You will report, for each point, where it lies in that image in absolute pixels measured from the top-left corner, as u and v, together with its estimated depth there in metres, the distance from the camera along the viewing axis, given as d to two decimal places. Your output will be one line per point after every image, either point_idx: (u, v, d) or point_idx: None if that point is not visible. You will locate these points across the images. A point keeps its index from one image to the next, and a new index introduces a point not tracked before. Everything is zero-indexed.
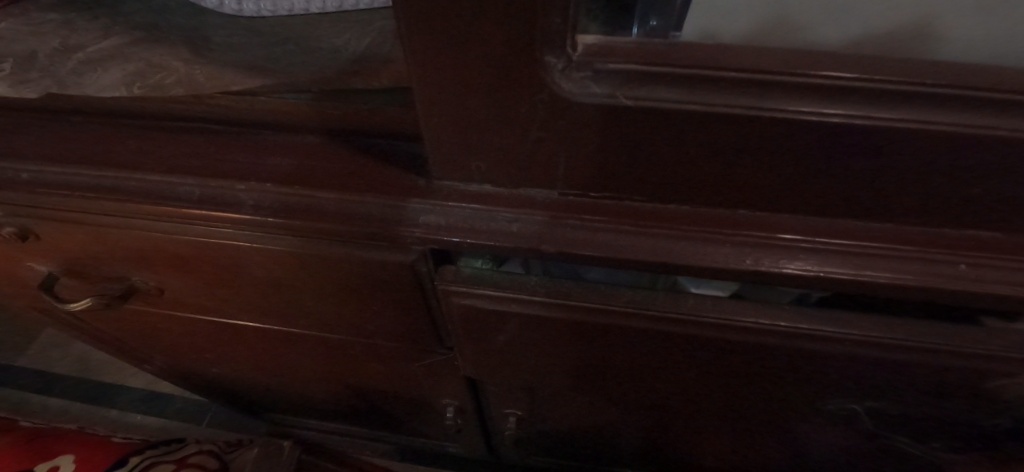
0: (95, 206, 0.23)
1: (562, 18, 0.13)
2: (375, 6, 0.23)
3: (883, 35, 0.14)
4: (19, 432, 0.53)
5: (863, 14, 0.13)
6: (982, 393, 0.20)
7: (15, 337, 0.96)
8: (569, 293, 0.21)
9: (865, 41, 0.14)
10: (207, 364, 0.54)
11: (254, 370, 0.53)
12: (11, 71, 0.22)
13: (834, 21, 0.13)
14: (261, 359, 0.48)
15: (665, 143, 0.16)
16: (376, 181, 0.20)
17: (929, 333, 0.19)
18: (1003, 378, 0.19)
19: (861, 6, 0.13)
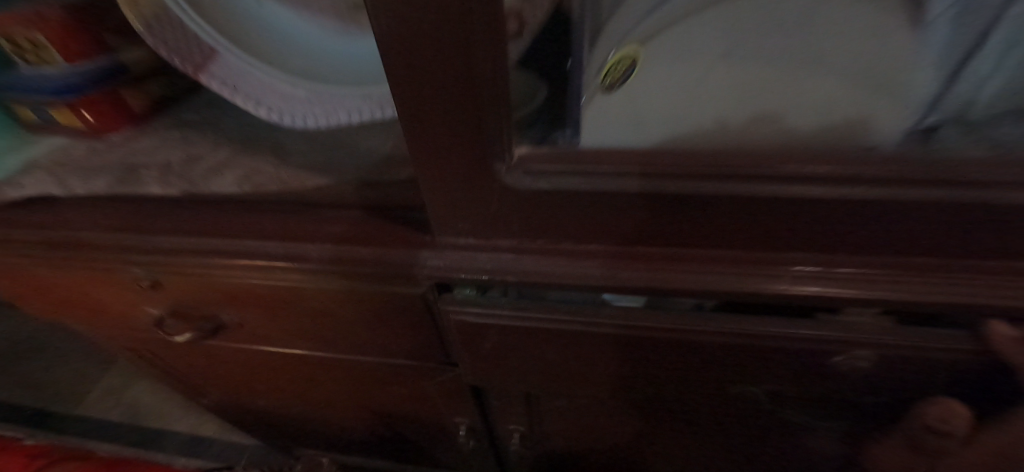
0: (209, 262, 0.33)
1: (499, 142, 0.23)
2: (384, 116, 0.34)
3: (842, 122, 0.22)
4: (100, 460, 0.62)
5: (819, 102, 0.22)
6: (835, 371, 0.28)
7: (77, 388, 1.08)
8: (529, 307, 0.30)
9: (831, 125, 0.22)
10: (257, 398, 0.63)
11: (295, 401, 0.61)
12: (159, 176, 0.34)
13: (803, 109, 0.22)
14: (303, 388, 0.57)
15: (576, 207, 0.25)
16: (398, 238, 0.30)
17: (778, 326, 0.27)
18: (839, 356, 0.27)
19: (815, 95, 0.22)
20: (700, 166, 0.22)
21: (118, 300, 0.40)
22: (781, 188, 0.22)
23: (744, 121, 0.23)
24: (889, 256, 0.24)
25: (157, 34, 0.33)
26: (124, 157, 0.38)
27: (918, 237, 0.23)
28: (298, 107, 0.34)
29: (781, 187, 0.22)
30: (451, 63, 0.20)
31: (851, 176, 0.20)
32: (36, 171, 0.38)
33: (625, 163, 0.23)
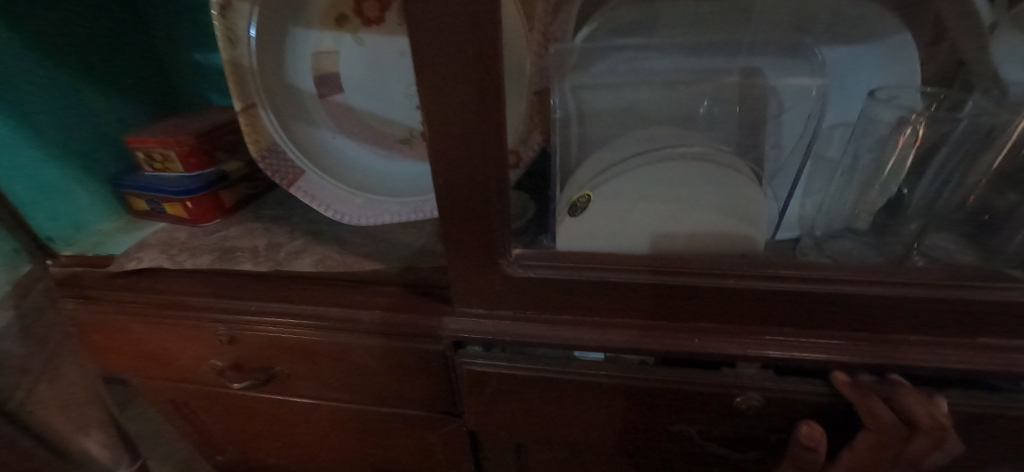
0: (281, 322, 0.44)
1: (505, 245, 0.36)
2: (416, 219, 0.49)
3: (738, 238, 0.39)
4: None
5: (726, 226, 0.39)
6: (739, 409, 0.39)
7: None
8: (522, 359, 0.41)
9: (734, 240, 0.39)
10: (266, 460, 0.68)
11: (303, 463, 0.66)
12: (251, 257, 0.46)
13: (721, 231, 0.39)
14: (311, 445, 0.62)
15: (558, 289, 0.37)
16: (427, 307, 0.41)
17: (696, 375, 0.38)
18: (739, 396, 0.38)
19: (722, 224, 0.39)
20: (664, 267, 0.35)
21: (191, 353, 0.50)
22: (685, 281, 0.35)
23: (690, 238, 0.39)
24: (764, 325, 0.37)
25: (267, 160, 0.48)
26: (218, 240, 0.50)
27: (776, 310, 0.35)
28: (355, 211, 0.48)
29: (684, 280, 0.35)
30: (477, 196, 0.33)
31: (761, 275, 0.34)
32: (149, 248, 0.49)
33: (632, 266, 0.35)
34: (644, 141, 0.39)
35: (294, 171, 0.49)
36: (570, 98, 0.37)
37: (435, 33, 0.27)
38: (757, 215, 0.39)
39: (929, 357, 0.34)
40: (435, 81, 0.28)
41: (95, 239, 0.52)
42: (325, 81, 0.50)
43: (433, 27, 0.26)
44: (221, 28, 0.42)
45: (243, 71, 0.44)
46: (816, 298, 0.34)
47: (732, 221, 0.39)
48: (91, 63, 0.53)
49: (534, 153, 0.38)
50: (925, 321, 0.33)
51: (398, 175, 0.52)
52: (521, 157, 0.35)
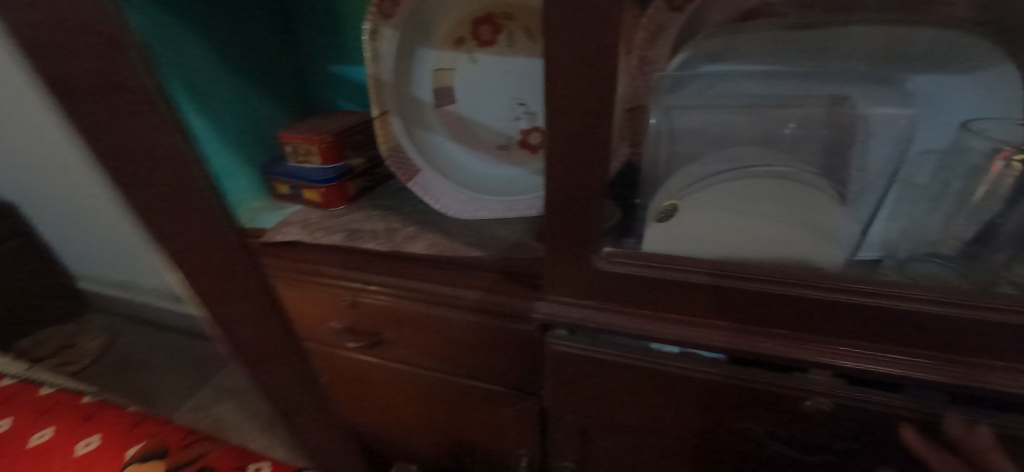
0: (398, 293, 0.52)
1: (598, 241, 0.42)
2: (509, 215, 0.55)
3: (819, 256, 0.42)
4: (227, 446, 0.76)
5: (807, 245, 0.42)
6: (807, 411, 0.42)
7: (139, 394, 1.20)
8: (602, 345, 0.46)
9: (814, 257, 0.42)
10: (352, 422, 0.77)
11: (385, 427, 0.74)
12: (375, 236, 0.55)
13: (801, 248, 0.42)
14: (395, 410, 0.70)
15: (641, 284, 0.42)
16: (520, 292, 0.48)
17: (765, 375, 0.42)
18: (808, 399, 0.41)
19: (802, 242, 0.43)
20: (736, 270, 0.39)
21: (317, 314, 0.60)
22: (759, 286, 0.39)
23: (770, 253, 0.43)
24: (839, 336, 0.39)
25: (394, 158, 0.57)
26: (345, 222, 0.59)
27: (849, 322, 0.38)
28: (459, 204, 0.56)
29: (759, 285, 0.39)
30: (580, 195, 0.39)
31: (838, 286, 0.37)
32: (292, 225, 0.60)
33: (704, 268, 0.40)
34: (729, 160, 0.44)
35: (411, 169, 0.57)
36: (663, 116, 0.41)
37: (565, 54, 0.33)
38: (840, 235, 0.42)
39: (1013, 382, 0.35)
40: (559, 93, 0.35)
41: (248, 214, 0.64)
42: (442, 93, 0.58)
43: (565, 49, 0.33)
44: (371, 49, 0.52)
45: (382, 84, 0.54)
46: (887, 314, 0.37)
47: (812, 237, 0.42)
48: (252, 69, 0.65)
49: (621, 165, 0.39)
50: (1012, 348, 0.34)
51: (496, 176, 0.59)
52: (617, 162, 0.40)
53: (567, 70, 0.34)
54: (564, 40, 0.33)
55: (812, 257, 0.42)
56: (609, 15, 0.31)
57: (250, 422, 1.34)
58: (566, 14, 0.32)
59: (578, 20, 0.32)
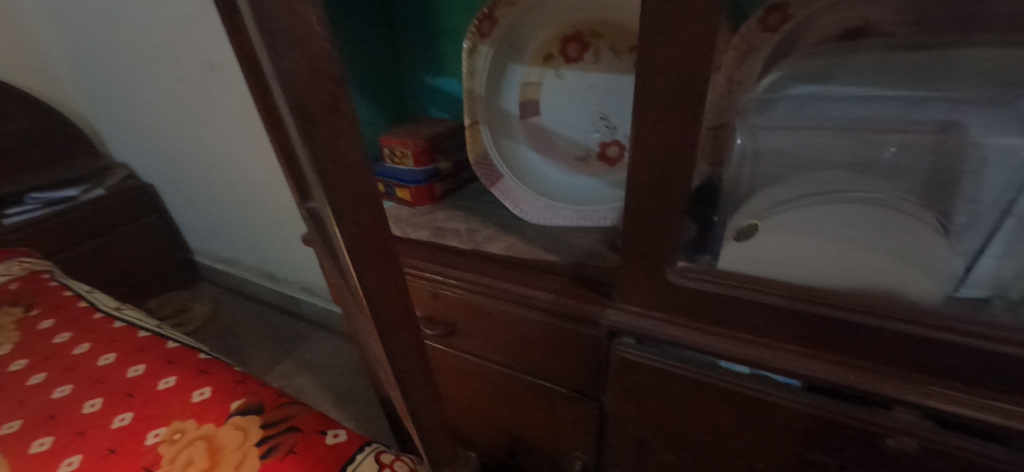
0: (475, 288, 0.56)
1: (672, 254, 0.43)
2: (584, 224, 0.58)
3: (912, 289, 0.40)
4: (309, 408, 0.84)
5: (899, 277, 0.41)
6: (888, 451, 0.40)
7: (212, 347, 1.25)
8: (669, 357, 0.47)
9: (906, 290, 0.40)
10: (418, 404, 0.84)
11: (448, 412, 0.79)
12: (460, 233, 0.61)
13: (892, 279, 0.41)
14: (460, 398, 0.75)
15: (713, 301, 0.43)
16: (591, 298, 0.50)
17: (843, 407, 0.41)
18: (890, 438, 0.39)
19: (894, 273, 0.41)
20: (814, 296, 0.39)
21: None
22: (837, 314, 0.38)
23: (856, 281, 0.41)
24: (927, 375, 0.37)
25: (481, 164, 0.62)
26: (432, 220, 0.65)
27: (939, 361, 0.36)
28: (536, 210, 0.60)
29: (837, 313, 0.38)
30: (660, 209, 0.41)
31: (928, 324, 0.36)
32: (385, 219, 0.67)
33: (779, 291, 0.40)
34: (814, 184, 0.43)
35: (494, 174, 0.62)
36: (748, 135, 0.42)
37: (659, 74, 0.35)
38: (937, 270, 0.40)
39: None
40: (651, 109, 0.37)
41: None
42: (528, 105, 0.62)
43: (659, 69, 0.35)
44: (467, 65, 0.58)
45: (475, 97, 0.59)
46: (985, 357, 0.35)
47: (902, 268, 0.41)
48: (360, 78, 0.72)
49: (703, 180, 0.41)
50: None
51: (574, 186, 0.62)
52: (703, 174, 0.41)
53: (659, 89, 0.36)
54: (659, 61, 0.35)
55: (904, 288, 0.40)
56: (707, 39, 0.33)
57: (324, 393, 1.47)
58: (663, 36, 0.34)
59: (674, 42, 0.34)
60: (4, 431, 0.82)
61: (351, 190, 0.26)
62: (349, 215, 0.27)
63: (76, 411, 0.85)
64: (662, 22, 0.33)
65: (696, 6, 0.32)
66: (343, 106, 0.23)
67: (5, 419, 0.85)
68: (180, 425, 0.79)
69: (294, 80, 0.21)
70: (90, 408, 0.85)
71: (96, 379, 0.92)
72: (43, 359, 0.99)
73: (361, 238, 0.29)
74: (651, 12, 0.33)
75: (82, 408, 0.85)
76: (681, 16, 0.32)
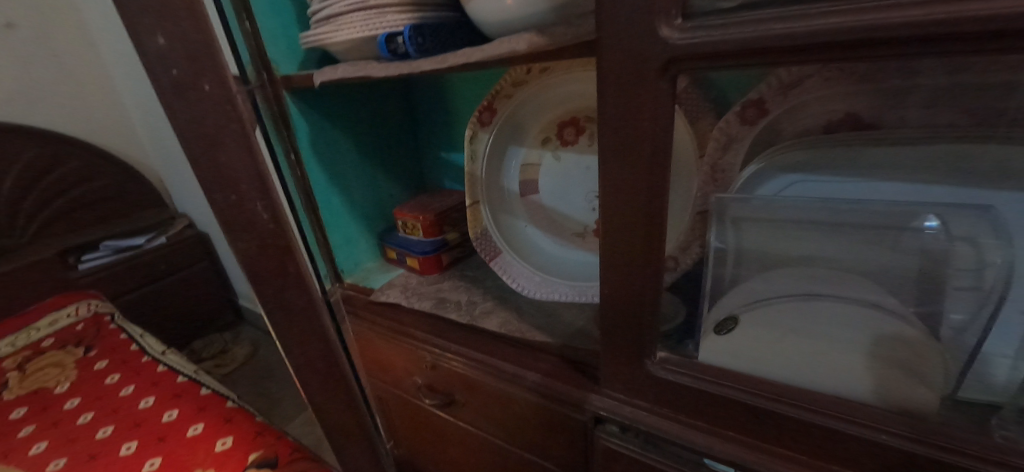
0: (470, 362, 0.59)
1: (648, 347, 0.43)
2: (578, 298, 0.58)
3: (899, 395, 0.39)
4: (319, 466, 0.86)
5: (887, 381, 0.39)
6: None
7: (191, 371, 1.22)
8: (652, 449, 0.46)
9: (895, 396, 0.39)
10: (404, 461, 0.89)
11: None
12: (459, 305, 0.64)
13: (879, 384, 0.39)
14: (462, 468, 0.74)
15: (694, 395, 0.43)
16: (577, 383, 0.51)
17: None
18: None
19: (882, 377, 0.39)
20: (793, 398, 0.39)
21: (404, 369, 0.69)
22: (812, 417, 0.38)
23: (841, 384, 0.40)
24: None
25: (481, 241, 0.64)
26: (436, 291, 0.68)
27: None
28: (533, 285, 0.62)
29: (812, 417, 0.38)
30: (633, 303, 0.42)
31: (902, 433, 0.35)
32: (394, 287, 0.71)
33: (754, 389, 0.40)
34: (796, 281, 0.43)
35: (493, 249, 0.64)
36: (728, 229, 0.45)
37: (622, 179, 0.37)
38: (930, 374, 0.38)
39: None
40: (620, 212, 0.38)
41: (363, 273, 0.77)
42: (528, 184, 0.66)
43: (622, 176, 0.37)
44: (470, 149, 0.62)
45: (476, 179, 0.63)
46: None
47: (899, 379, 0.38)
48: (379, 155, 0.79)
49: (695, 261, 0.46)
50: None
51: (571, 261, 0.64)
52: (680, 262, 0.46)
53: (625, 193, 0.37)
54: (621, 169, 0.36)
55: (891, 394, 0.39)
56: (660, 152, 0.34)
57: None
58: (621, 148, 0.36)
59: (629, 153, 0.35)
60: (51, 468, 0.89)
61: None
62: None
63: (113, 453, 0.91)
64: (619, 135, 0.35)
65: (649, 126, 0.33)
66: None
67: (52, 456, 0.92)
68: None
69: None
70: (126, 450, 0.91)
71: (135, 422, 0.99)
72: (94, 398, 1.08)
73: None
74: (612, 126, 0.35)
75: (120, 451, 0.91)
76: (635, 132, 0.34)
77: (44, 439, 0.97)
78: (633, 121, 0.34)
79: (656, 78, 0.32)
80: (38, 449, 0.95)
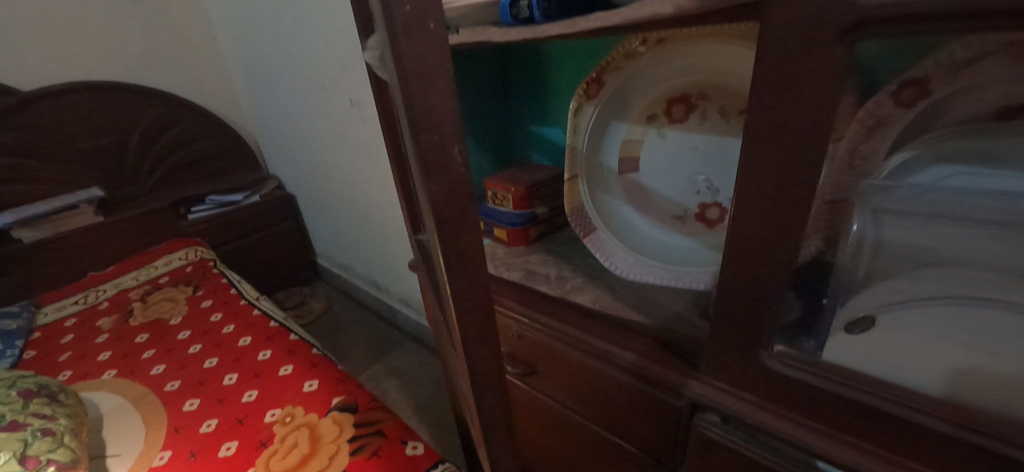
0: (557, 336, 0.59)
1: (767, 338, 0.41)
2: (674, 283, 0.56)
3: None
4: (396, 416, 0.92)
5: None
6: None
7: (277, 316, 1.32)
8: (755, 443, 0.45)
9: None
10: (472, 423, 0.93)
11: (520, 444, 0.81)
12: (551, 278, 0.65)
13: None
14: (535, 437, 0.76)
15: (811, 394, 0.40)
16: (674, 368, 0.50)
17: None
18: None
19: None
20: (933, 409, 0.36)
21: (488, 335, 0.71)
22: (949, 431, 0.35)
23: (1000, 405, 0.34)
24: None
25: (576, 217, 0.64)
26: (524, 263, 0.70)
27: None
28: (626, 265, 0.60)
29: (949, 429, 0.35)
30: (754, 290, 0.39)
31: None
32: None
33: (882, 392, 0.37)
34: (943, 284, 0.38)
35: (588, 226, 0.64)
36: (868, 220, 0.40)
37: (766, 159, 0.35)
38: None
39: None
40: (756, 194, 0.36)
41: None
42: (628, 162, 0.64)
43: (766, 155, 0.35)
44: (572, 122, 0.61)
45: (576, 152, 0.62)
46: None
47: None
48: (473, 128, 0.81)
49: (811, 255, 0.39)
50: None
51: (668, 244, 0.62)
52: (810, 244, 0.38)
53: (767, 172, 0.35)
54: (769, 145, 0.34)
55: None
56: (818, 129, 0.31)
57: (406, 401, 1.58)
58: (772, 123, 0.33)
59: (781, 129, 0.33)
60: (168, 388, 1.02)
61: (460, 245, 0.30)
62: (462, 275, 0.31)
63: (218, 382, 1.02)
64: (773, 110, 0.33)
65: (806, 100, 0.31)
66: (455, 175, 0.28)
67: (169, 378, 1.05)
68: (292, 409, 0.92)
69: (426, 163, 0.27)
70: (229, 381, 1.02)
71: (235, 357, 1.11)
72: (202, 332, 1.22)
73: (468, 296, 0.32)
74: (765, 98, 0.33)
75: (223, 381, 1.03)
76: (789, 108, 0.32)
77: (162, 363, 1.11)
78: (791, 93, 0.31)
79: (833, 44, 0.29)
80: (158, 370, 1.09)
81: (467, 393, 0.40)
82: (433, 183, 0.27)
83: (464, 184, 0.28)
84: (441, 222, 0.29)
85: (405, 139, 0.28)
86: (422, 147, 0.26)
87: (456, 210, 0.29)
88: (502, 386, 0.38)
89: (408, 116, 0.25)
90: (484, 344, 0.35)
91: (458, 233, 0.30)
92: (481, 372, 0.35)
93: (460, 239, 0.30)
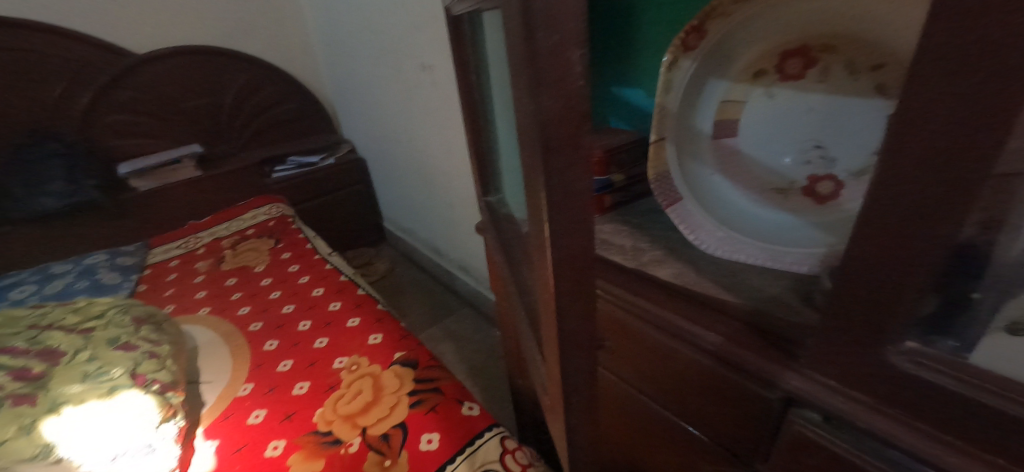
0: (633, 310, 0.57)
1: (896, 332, 0.32)
2: (771, 264, 0.50)
3: None
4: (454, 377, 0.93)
5: None
6: None
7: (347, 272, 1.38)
8: (863, 448, 0.38)
9: None
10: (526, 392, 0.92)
11: None
12: (625, 248, 0.60)
13: None
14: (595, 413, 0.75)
15: (947, 403, 0.32)
16: (766, 357, 0.45)
17: None
18: None
19: None
20: None
21: None
22: None
23: None
24: None
25: (659, 183, 0.59)
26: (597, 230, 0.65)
27: None
28: (714, 241, 0.55)
29: None
30: (880, 267, 0.30)
31: None
32: None
33: None
34: None
35: (673, 195, 0.58)
36: None
37: (937, 98, 0.23)
38: None
39: None
40: (903, 152, 0.26)
41: None
42: (724, 125, 0.58)
43: (938, 93, 0.23)
44: (665, 78, 0.56)
45: (666, 113, 0.57)
46: None
47: None
48: None
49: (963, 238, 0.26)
50: None
51: (763, 220, 0.55)
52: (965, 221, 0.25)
53: (928, 124, 0.24)
54: (941, 80, 0.23)
55: None
56: None
57: (459, 365, 1.61)
58: None
59: None
60: (252, 328, 1.11)
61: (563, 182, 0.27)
62: (561, 219, 0.28)
63: (294, 327, 1.10)
64: (959, 28, 0.22)
65: None
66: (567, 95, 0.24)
67: (252, 319, 1.15)
68: (357, 359, 0.96)
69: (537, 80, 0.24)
70: (303, 327, 1.09)
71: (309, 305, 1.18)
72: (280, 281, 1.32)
73: (567, 241, 0.29)
74: (948, 14, 0.22)
75: (297, 326, 1.10)
76: None
77: (247, 305, 1.21)
78: None
79: None
80: (244, 311, 1.19)
81: (547, 350, 0.38)
82: (544, 100, 0.24)
83: (578, 104, 0.25)
84: (550, 149, 0.26)
85: (517, 50, 0.25)
86: (535, 57, 0.23)
87: (567, 135, 0.26)
88: (581, 350, 0.35)
89: (525, 21, 0.22)
90: (572, 299, 0.32)
91: (567, 165, 0.26)
92: (568, 328, 0.33)
93: (567, 173, 0.27)
